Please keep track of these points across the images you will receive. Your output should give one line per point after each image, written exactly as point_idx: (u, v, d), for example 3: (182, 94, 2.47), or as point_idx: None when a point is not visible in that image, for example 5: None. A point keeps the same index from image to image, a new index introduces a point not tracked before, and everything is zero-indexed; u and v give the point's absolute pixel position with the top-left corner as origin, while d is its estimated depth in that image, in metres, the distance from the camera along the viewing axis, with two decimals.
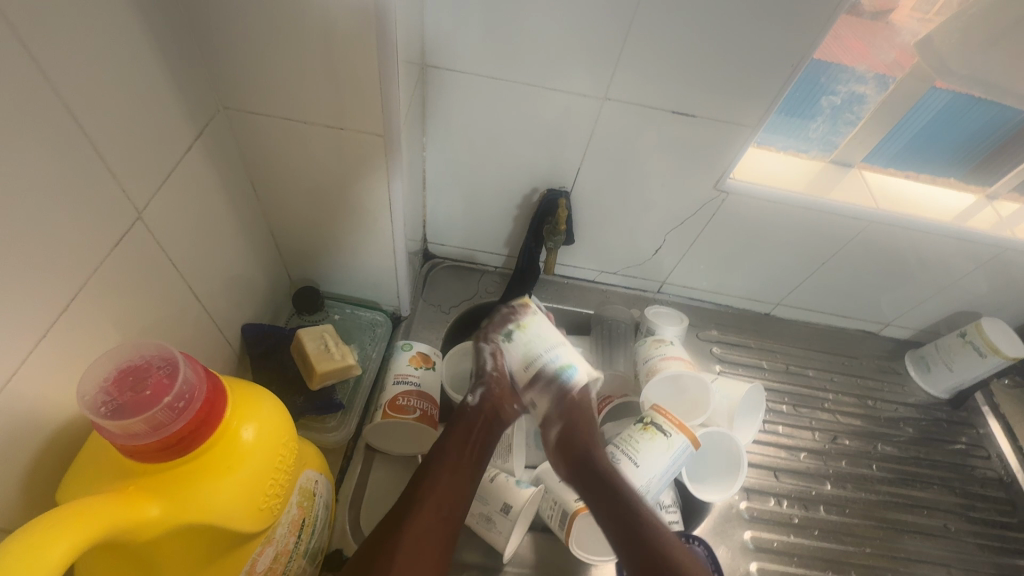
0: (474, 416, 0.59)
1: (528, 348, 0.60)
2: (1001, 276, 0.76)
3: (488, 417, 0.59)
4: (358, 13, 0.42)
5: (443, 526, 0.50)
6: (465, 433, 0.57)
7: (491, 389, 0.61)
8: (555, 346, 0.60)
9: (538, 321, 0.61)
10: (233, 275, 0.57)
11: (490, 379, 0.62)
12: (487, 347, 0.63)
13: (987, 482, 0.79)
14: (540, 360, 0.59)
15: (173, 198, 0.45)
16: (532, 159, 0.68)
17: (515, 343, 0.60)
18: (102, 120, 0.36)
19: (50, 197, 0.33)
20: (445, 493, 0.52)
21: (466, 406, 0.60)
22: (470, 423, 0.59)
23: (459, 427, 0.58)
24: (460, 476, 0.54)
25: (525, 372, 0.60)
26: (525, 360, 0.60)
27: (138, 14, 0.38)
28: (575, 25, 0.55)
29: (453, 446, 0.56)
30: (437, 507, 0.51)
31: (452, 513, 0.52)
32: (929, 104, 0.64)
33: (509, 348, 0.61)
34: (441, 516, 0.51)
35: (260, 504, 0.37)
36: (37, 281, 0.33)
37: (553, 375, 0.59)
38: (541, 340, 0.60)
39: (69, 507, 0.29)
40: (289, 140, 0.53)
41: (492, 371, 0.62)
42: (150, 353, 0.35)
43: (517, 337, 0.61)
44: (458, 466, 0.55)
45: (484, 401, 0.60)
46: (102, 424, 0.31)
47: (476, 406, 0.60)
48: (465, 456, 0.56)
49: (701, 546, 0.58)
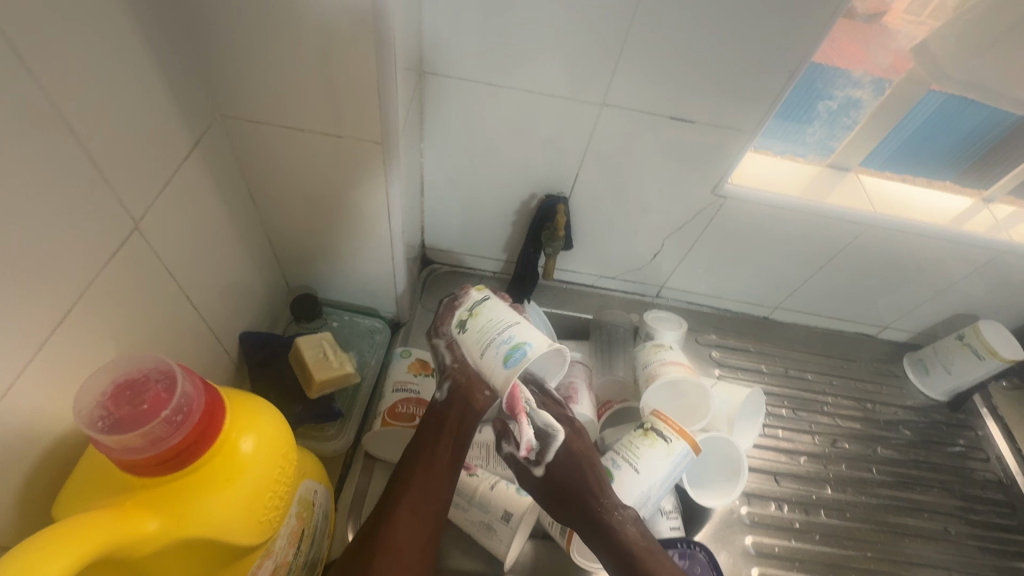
0: (444, 412, 0.53)
1: (480, 334, 0.50)
2: (998, 279, 0.76)
3: (460, 410, 0.52)
4: (354, 20, 0.42)
5: (422, 524, 0.49)
6: (437, 428, 0.53)
7: (457, 380, 0.52)
8: (508, 327, 0.49)
9: (492, 305, 0.52)
10: (230, 284, 0.56)
11: (454, 373, 0.53)
12: (442, 342, 0.54)
13: (987, 484, 0.79)
14: (491, 344, 0.49)
15: (170, 207, 0.45)
16: (530, 165, 0.68)
17: (468, 332, 0.51)
18: (98, 130, 0.36)
19: (47, 208, 0.33)
20: (423, 491, 0.50)
21: (436, 403, 0.54)
22: (441, 419, 0.53)
23: (430, 424, 0.53)
24: (438, 476, 0.51)
25: (479, 361, 0.50)
26: (478, 347, 0.50)
27: (134, 23, 0.38)
28: (573, 32, 0.55)
29: (425, 444, 0.52)
30: (412, 508, 0.49)
31: (429, 510, 0.50)
32: (923, 108, 0.65)
33: (463, 341, 0.52)
34: (419, 515, 0.49)
35: (259, 517, 0.37)
36: (33, 293, 0.32)
37: (505, 360, 0.47)
38: (492, 324, 0.50)
39: (67, 525, 0.29)
40: (287, 148, 0.53)
41: (452, 364, 0.53)
42: (148, 365, 0.35)
43: (469, 326, 0.52)
44: (434, 463, 0.52)
45: (452, 396, 0.52)
46: (100, 439, 0.30)
47: (445, 400, 0.53)
48: (440, 452, 0.52)
49: (702, 551, 0.57)
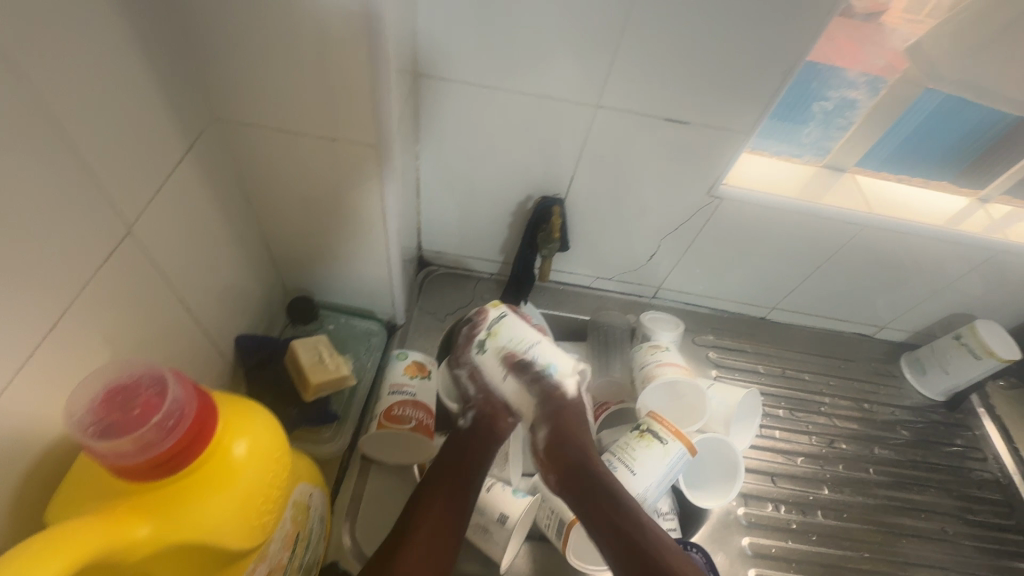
0: (469, 438, 0.56)
1: (507, 356, 0.57)
2: (994, 279, 0.76)
3: (484, 437, 0.56)
4: (348, 22, 0.42)
5: (440, 552, 0.49)
6: (459, 453, 0.55)
7: (482, 410, 0.57)
8: (532, 346, 0.57)
9: (510, 323, 0.58)
10: (226, 287, 0.56)
11: (479, 403, 0.58)
12: (464, 372, 0.59)
13: (984, 483, 0.79)
14: (520, 365, 0.56)
15: (163, 211, 0.45)
16: (526, 167, 0.68)
17: (489, 353, 0.57)
18: (90, 135, 0.36)
19: (38, 213, 0.33)
20: (442, 516, 0.50)
21: (459, 429, 0.57)
22: (464, 443, 0.56)
23: (452, 449, 0.55)
24: (459, 499, 0.52)
25: (508, 382, 0.57)
26: (500, 370, 0.57)
27: (127, 27, 0.38)
28: (567, 34, 0.55)
29: (447, 470, 0.54)
30: (432, 535, 0.49)
31: (449, 538, 0.50)
32: (921, 106, 0.64)
33: (484, 362, 0.58)
34: (439, 542, 0.49)
35: (252, 521, 0.37)
36: (25, 298, 0.33)
37: (535, 379, 0.57)
38: (516, 344, 0.57)
39: (58, 531, 0.29)
40: (281, 151, 0.53)
41: (477, 394, 0.58)
42: (139, 371, 0.35)
43: (489, 346, 0.57)
44: (455, 488, 0.53)
45: (478, 423, 0.57)
46: (91, 444, 0.30)
47: (469, 427, 0.57)
48: (461, 476, 0.54)
49: (698, 552, 0.57)
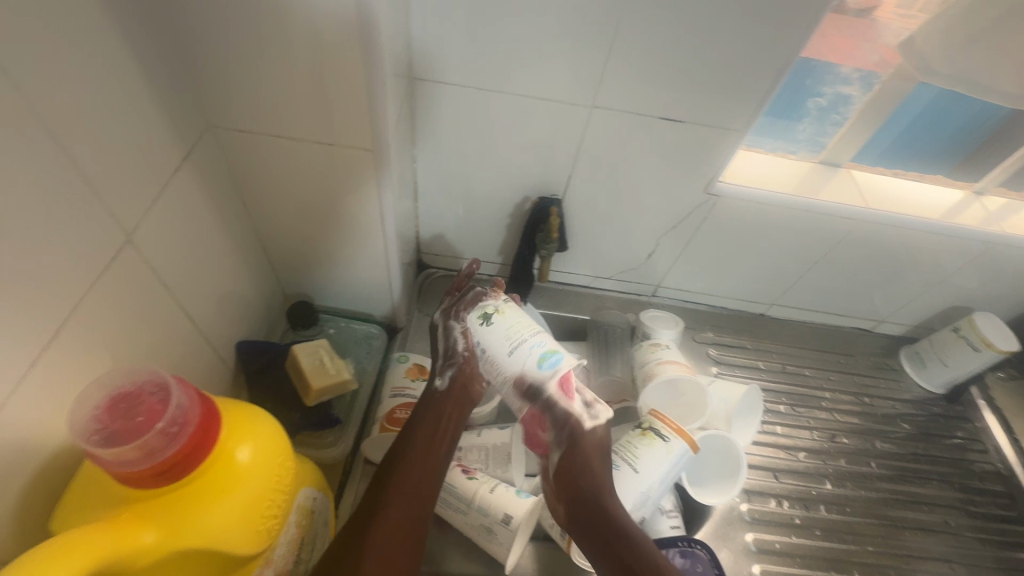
0: (444, 401, 0.56)
1: (510, 332, 0.53)
2: (991, 271, 0.77)
3: (458, 401, 0.57)
4: (343, 27, 0.42)
5: (414, 525, 0.48)
6: (435, 418, 0.55)
7: (461, 370, 0.57)
8: (538, 333, 0.53)
9: (518, 310, 0.55)
10: (225, 294, 0.56)
11: (462, 361, 0.57)
12: (458, 326, 0.58)
13: (986, 475, 0.79)
14: (523, 345, 0.52)
15: (162, 219, 0.45)
16: (523, 169, 0.68)
17: (494, 328, 0.53)
18: (89, 146, 0.36)
19: (37, 224, 0.33)
20: (415, 489, 0.50)
21: (435, 390, 0.57)
22: (441, 406, 0.56)
23: (428, 417, 0.55)
24: (431, 469, 0.52)
25: (507, 357, 0.52)
26: (507, 346, 0.52)
27: (122, 37, 0.38)
28: (560, 36, 0.55)
29: (422, 437, 0.53)
30: (405, 507, 0.48)
31: (421, 509, 0.49)
32: (917, 99, 0.65)
33: (488, 332, 0.54)
34: (411, 514, 0.48)
35: (257, 526, 0.37)
36: (27, 308, 0.33)
37: (540, 363, 0.51)
38: (521, 326, 0.53)
39: (64, 541, 0.29)
40: (278, 157, 0.53)
41: (463, 353, 0.57)
42: (142, 378, 0.35)
43: (496, 321, 0.54)
44: (428, 460, 0.52)
45: (455, 383, 0.57)
46: (95, 452, 0.30)
47: (445, 389, 0.57)
48: (433, 446, 0.53)
49: (703, 549, 0.57)
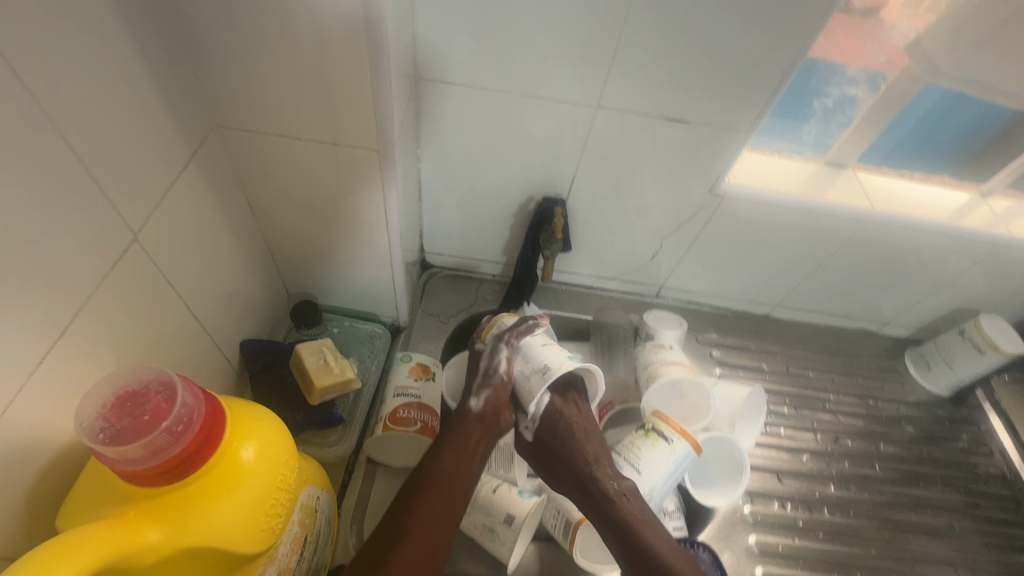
0: (474, 427, 0.55)
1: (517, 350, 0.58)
2: (997, 273, 0.76)
3: (488, 428, 0.56)
4: (348, 26, 0.42)
5: (433, 555, 0.48)
6: (462, 444, 0.54)
7: (497, 394, 0.56)
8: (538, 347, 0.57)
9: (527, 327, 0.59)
10: (230, 293, 0.57)
11: (497, 385, 0.56)
12: (504, 351, 0.57)
13: (991, 479, 0.78)
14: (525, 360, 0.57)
15: (168, 217, 0.45)
16: (528, 169, 0.68)
17: (512, 342, 0.59)
18: (95, 144, 0.36)
19: (45, 222, 0.33)
20: (435, 519, 0.50)
21: (469, 411, 0.56)
22: (471, 430, 0.55)
23: (456, 440, 0.54)
24: (453, 500, 0.51)
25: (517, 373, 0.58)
26: (520, 361, 0.57)
27: (130, 36, 0.38)
28: (565, 36, 0.55)
29: (446, 468, 0.52)
30: (424, 538, 0.48)
31: (440, 539, 0.49)
32: (923, 99, 0.64)
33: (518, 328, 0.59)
34: (429, 548, 0.48)
35: (262, 525, 0.37)
36: (35, 306, 0.33)
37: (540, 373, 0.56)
38: (526, 344, 0.58)
39: (70, 537, 0.29)
40: (283, 157, 0.53)
41: (501, 375, 0.56)
42: (148, 377, 0.35)
43: (513, 337, 0.60)
44: (448, 488, 0.52)
45: (487, 409, 0.56)
46: (102, 450, 0.30)
47: (478, 412, 0.56)
48: (455, 477, 0.52)
49: (706, 550, 0.57)
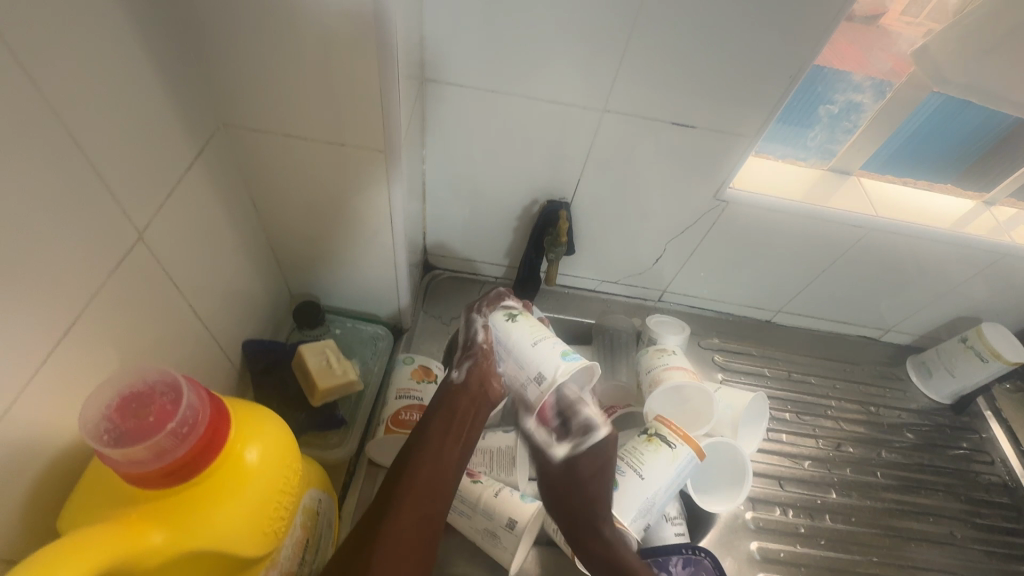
0: (459, 394, 0.56)
1: (525, 334, 0.54)
2: (1000, 281, 0.76)
3: (476, 397, 0.56)
4: (356, 27, 0.42)
5: (427, 523, 0.47)
6: (449, 411, 0.54)
7: (478, 362, 0.57)
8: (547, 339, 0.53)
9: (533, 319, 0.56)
10: (233, 293, 0.56)
11: (479, 354, 0.58)
12: (480, 320, 0.61)
13: (992, 487, 0.78)
14: (530, 348, 0.53)
15: (173, 217, 0.45)
16: (532, 172, 0.68)
17: (517, 326, 0.55)
18: (102, 142, 0.36)
19: (49, 221, 0.33)
20: (427, 487, 0.49)
21: (452, 381, 0.57)
22: (456, 399, 0.55)
23: (442, 407, 0.55)
24: (444, 470, 0.51)
25: (516, 358, 0.54)
26: (528, 341, 0.53)
27: (137, 35, 0.38)
28: (571, 39, 0.55)
29: (435, 435, 0.52)
30: (416, 506, 0.47)
31: (434, 507, 0.48)
32: (923, 110, 0.65)
33: (512, 328, 0.55)
34: (422, 516, 0.47)
35: (265, 528, 0.37)
36: (39, 305, 0.33)
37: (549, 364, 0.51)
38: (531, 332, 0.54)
39: (73, 540, 0.29)
40: (289, 157, 0.53)
41: (481, 345, 0.59)
42: (153, 377, 0.35)
43: (519, 321, 0.56)
44: (442, 458, 0.51)
45: (470, 375, 0.57)
46: (106, 452, 0.30)
47: (462, 380, 0.57)
48: (446, 447, 0.52)
49: (708, 557, 0.57)
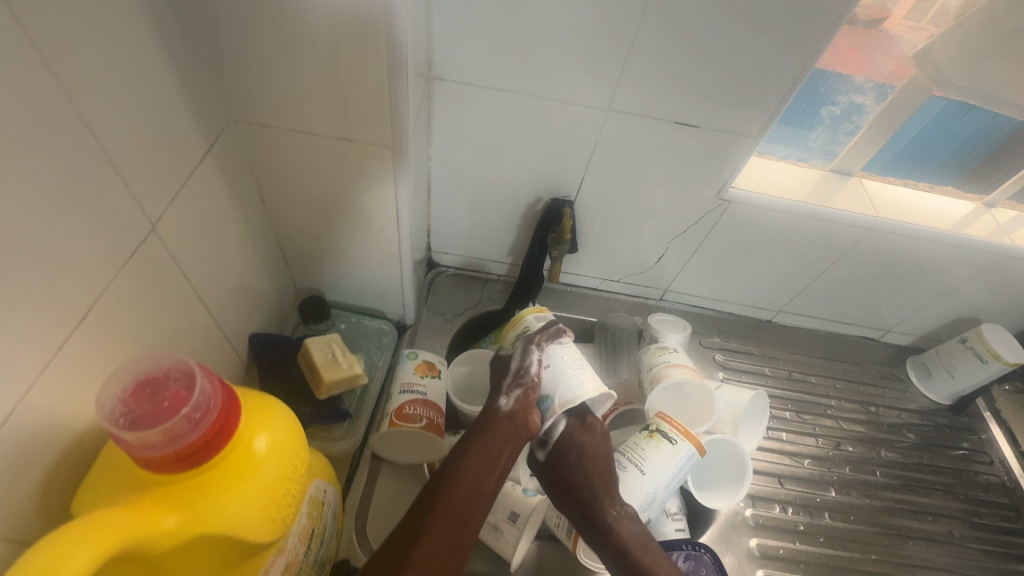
0: (504, 425, 0.53)
1: None
2: (1000, 283, 0.77)
3: (519, 427, 0.54)
4: (366, 25, 0.43)
5: (454, 556, 0.45)
6: (492, 439, 0.52)
7: (528, 395, 0.55)
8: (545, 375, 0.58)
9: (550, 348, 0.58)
10: (240, 287, 0.57)
11: (529, 386, 0.56)
12: (536, 353, 0.57)
13: (990, 487, 0.79)
14: None
15: (185, 209, 0.45)
16: (536, 171, 0.69)
17: None
18: (118, 136, 0.37)
19: (67, 211, 0.34)
20: (460, 515, 0.47)
21: (497, 410, 0.54)
22: (501, 428, 0.53)
23: (485, 432, 0.52)
24: (478, 499, 0.49)
25: None
26: None
27: (154, 30, 0.39)
28: (577, 40, 0.56)
29: (476, 460, 0.50)
30: (448, 536, 0.45)
31: (462, 539, 0.46)
32: (925, 112, 0.65)
33: None
34: (454, 546, 0.45)
35: (272, 515, 0.37)
36: (55, 293, 0.33)
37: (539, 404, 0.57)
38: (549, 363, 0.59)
39: (88, 521, 0.29)
40: (298, 153, 0.53)
41: (532, 378, 0.56)
42: (168, 365, 0.35)
43: None
44: (478, 485, 0.49)
45: (519, 406, 0.54)
46: (121, 435, 0.31)
47: (508, 411, 0.54)
48: (482, 477, 0.50)
49: (708, 553, 0.57)
